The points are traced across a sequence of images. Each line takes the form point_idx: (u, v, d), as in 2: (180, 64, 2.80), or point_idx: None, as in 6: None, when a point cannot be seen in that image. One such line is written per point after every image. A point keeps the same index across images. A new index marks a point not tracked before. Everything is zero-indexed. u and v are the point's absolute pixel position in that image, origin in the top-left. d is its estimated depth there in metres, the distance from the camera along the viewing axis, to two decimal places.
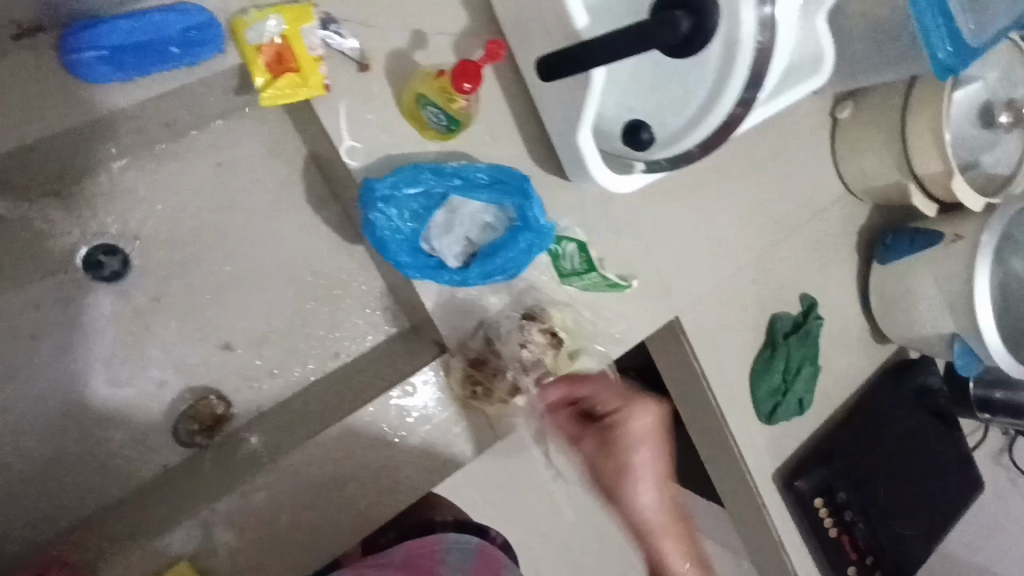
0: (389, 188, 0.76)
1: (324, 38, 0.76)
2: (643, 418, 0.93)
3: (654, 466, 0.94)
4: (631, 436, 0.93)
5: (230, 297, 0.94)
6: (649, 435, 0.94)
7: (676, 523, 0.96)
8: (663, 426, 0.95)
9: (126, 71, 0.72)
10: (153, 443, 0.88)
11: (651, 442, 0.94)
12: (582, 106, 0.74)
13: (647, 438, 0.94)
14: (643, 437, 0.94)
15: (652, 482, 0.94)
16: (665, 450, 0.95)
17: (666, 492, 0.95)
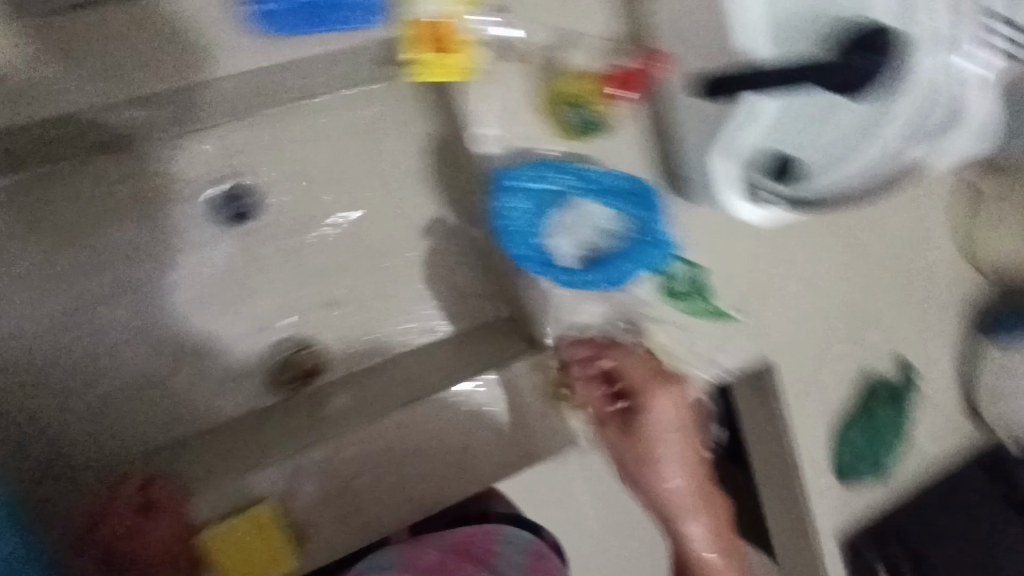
0: (519, 179, 0.78)
1: (480, 24, 0.78)
2: (656, 396, 0.86)
3: (668, 452, 0.88)
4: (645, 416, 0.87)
5: (337, 258, 0.96)
6: (666, 417, 0.87)
7: (705, 503, 0.91)
8: (678, 402, 0.88)
9: (295, 27, 0.77)
10: (248, 383, 0.92)
11: (670, 422, 0.87)
12: (724, 130, 0.71)
13: (666, 417, 0.87)
14: (665, 419, 0.87)
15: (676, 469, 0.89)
16: (681, 434, 0.89)
17: (688, 482, 0.90)
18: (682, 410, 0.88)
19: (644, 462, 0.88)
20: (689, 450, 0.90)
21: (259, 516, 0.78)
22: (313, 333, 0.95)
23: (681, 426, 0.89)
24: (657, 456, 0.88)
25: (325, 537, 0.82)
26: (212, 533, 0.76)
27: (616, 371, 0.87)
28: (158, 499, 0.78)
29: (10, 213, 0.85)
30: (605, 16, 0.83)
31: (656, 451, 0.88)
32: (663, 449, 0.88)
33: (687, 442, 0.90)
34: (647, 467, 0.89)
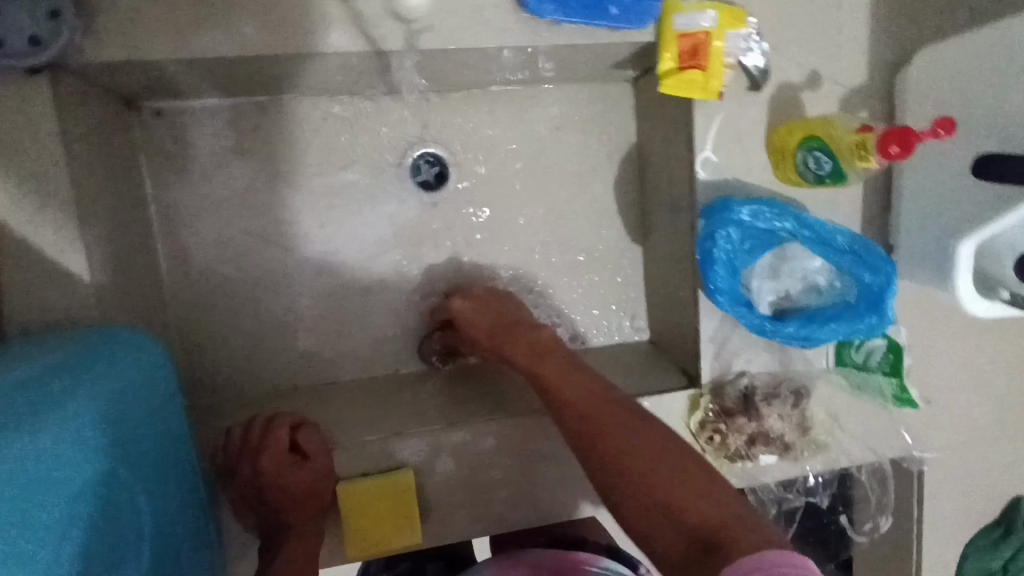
0: (744, 211, 0.74)
1: (738, 48, 0.76)
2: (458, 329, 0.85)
3: (567, 384, 0.72)
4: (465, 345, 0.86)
5: (508, 245, 0.95)
6: (485, 334, 0.82)
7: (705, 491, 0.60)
8: (501, 330, 0.82)
9: (562, 11, 0.71)
10: (395, 346, 0.92)
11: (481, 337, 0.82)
12: (996, 219, 0.67)
13: (484, 338, 0.82)
14: (480, 338, 0.83)
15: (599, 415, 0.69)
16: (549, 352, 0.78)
17: (553, 398, 0.72)
18: (551, 342, 0.78)
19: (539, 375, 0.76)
20: (626, 405, 0.69)
21: (397, 482, 0.76)
22: None
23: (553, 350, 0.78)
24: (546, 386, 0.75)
25: (447, 520, 0.80)
26: (351, 487, 0.76)
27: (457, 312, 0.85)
28: (304, 444, 0.76)
29: (227, 128, 0.86)
30: (852, 70, 0.80)
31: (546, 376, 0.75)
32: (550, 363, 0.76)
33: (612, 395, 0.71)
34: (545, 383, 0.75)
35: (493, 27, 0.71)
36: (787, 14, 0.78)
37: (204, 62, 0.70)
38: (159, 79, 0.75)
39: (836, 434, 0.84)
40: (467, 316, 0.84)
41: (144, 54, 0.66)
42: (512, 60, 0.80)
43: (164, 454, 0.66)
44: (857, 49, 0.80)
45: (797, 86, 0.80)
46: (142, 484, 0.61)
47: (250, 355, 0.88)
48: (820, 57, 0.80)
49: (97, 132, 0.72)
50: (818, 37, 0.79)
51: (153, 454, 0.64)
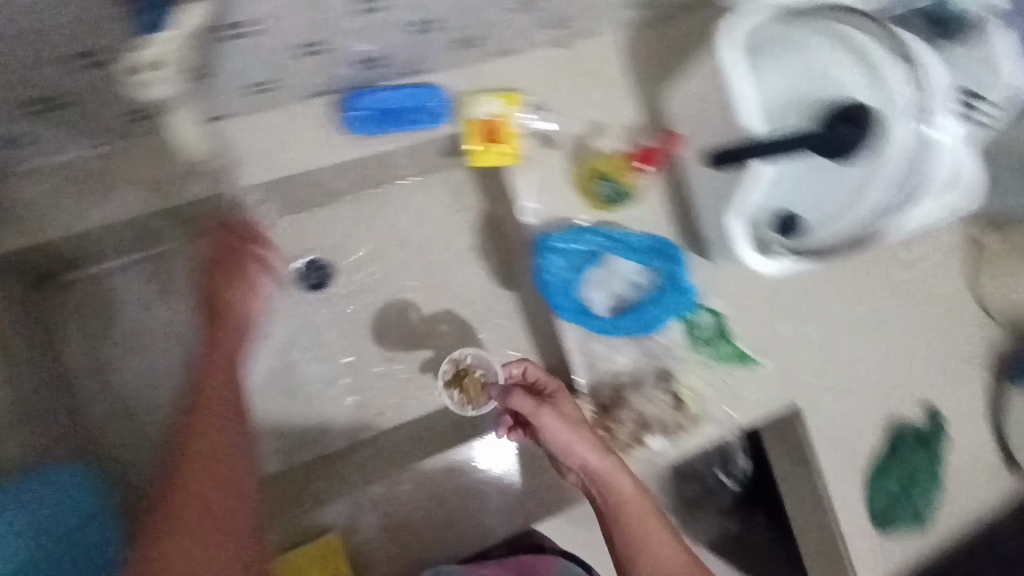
0: (559, 241, 0.92)
1: (527, 120, 0.96)
2: (555, 428, 0.80)
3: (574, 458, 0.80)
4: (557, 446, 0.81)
5: (400, 320, 1.10)
6: (579, 442, 0.80)
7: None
8: (595, 456, 0.80)
9: (379, 127, 0.91)
10: (318, 429, 1.04)
11: (569, 438, 0.80)
12: (737, 195, 0.84)
13: (579, 442, 0.80)
14: (568, 440, 0.80)
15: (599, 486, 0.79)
16: (630, 488, 0.78)
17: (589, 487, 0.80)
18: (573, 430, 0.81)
19: (613, 503, 0.77)
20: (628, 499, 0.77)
21: (326, 545, 0.87)
22: (377, 387, 1.06)
23: (628, 476, 0.79)
24: (621, 506, 0.77)
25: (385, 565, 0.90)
26: (288, 556, 0.86)
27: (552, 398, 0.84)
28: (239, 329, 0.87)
29: (136, 283, 1.01)
30: (624, 110, 1.01)
31: (623, 508, 0.77)
32: (614, 488, 0.78)
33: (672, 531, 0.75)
34: (628, 528, 0.75)
35: (318, 149, 0.90)
36: (559, 85, 0.98)
37: (95, 233, 0.86)
38: (63, 255, 0.90)
39: (703, 404, 0.97)
40: (563, 413, 0.82)
41: (42, 238, 0.81)
42: (352, 171, 0.97)
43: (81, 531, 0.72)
44: (622, 94, 1.00)
45: (584, 134, 0.99)
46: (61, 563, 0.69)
47: None
48: (595, 107, 1.00)
49: (15, 310, 0.86)
50: (588, 93, 1.00)
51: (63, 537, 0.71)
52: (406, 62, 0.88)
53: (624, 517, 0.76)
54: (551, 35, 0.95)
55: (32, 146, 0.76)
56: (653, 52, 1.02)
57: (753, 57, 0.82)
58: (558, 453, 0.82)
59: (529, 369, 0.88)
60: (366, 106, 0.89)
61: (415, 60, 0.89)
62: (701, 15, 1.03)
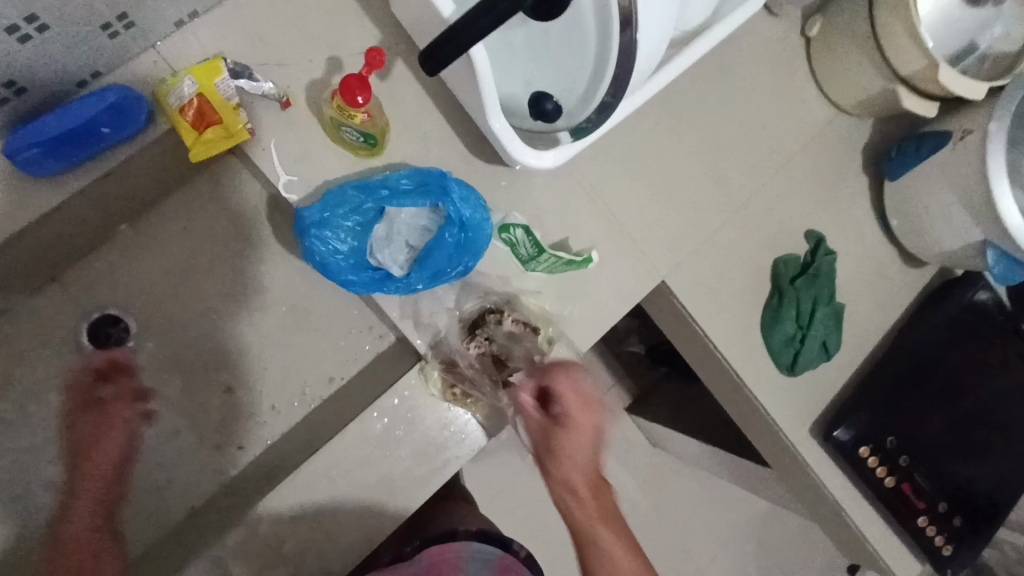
0: (318, 214, 0.79)
1: (239, 85, 0.81)
2: (557, 469, 0.82)
3: (563, 468, 0.82)
4: (546, 469, 0.84)
5: (229, 342, 1.01)
6: (571, 459, 0.82)
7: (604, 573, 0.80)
8: (579, 488, 0.82)
9: (66, 157, 0.78)
10: (178, 487, 0.95)
11: (572, 460, 0.82)
12: (479, 93, 0.72)
13: (574, 472, 0.82)
14: (570, 461, 0.82)
15: (581, 490, 0.82)
16: (599, 520, 0.81)
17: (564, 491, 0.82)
18: (579, 448, 0.83)
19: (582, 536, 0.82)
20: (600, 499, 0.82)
21: None
22: (228, 420, 0.98)
23: (609, 514, 0.82)
24: (580, 512, 0.82)
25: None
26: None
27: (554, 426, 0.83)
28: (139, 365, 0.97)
29: None
30: (359, 36, 0.87)
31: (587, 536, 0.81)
32: (583, 520, 0.81)
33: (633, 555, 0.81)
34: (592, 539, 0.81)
35: (19, 206, 0.78)
36: (269, 36, 0.84)
37: None
38: None
39: (552, 322, 0.90)
40: (573, 446, 0.82)
41: None
42: (85, 208, 0.86)
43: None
44: (346, 19, 0.86)
45: (321, 78, 0.85)
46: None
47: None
48: (321, 43, 0.85)
49: None
50: (309, 30, 0.85)
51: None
52: (61, 71, 0.75)
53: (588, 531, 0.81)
54: None
55: None
56: None
57: None
58: (547, 470, 0.84)
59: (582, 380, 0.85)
60: (35, 140, 0.75)
61: (71, 63, 0.75)
62: None
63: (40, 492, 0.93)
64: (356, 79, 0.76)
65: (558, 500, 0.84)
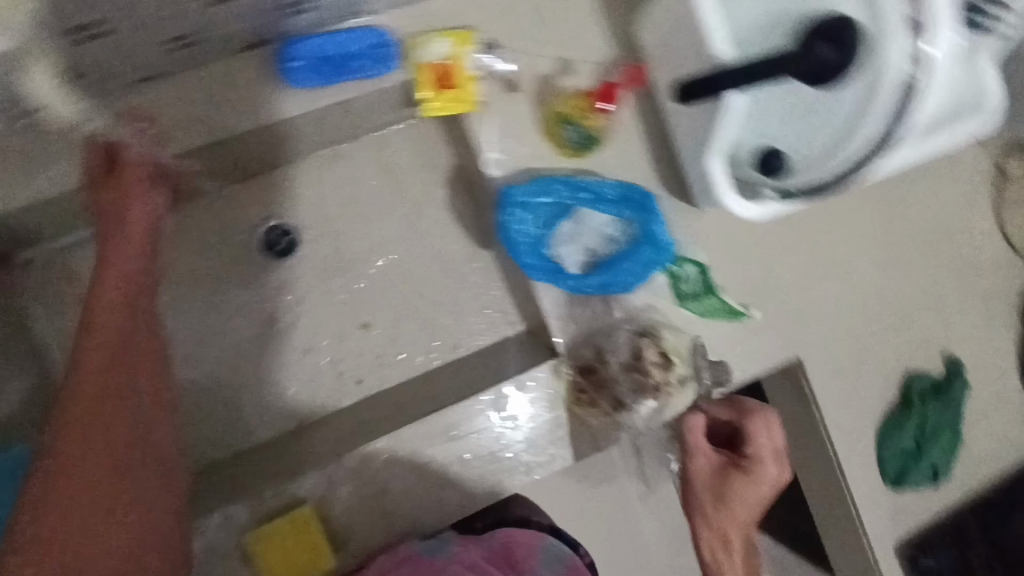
0: (522, 193, 0.84)
1: (482, 60, 0.87)
2: (716, 518, 0.88)
3: (735, 512, 0.87)
4: (699, 513, 0.90)
5: (375, 283, 1.04)
6: (744, 507, 0.87)
7: None
8: (732, 541, 0.89)
9: (320, 76, 0.84)
10: (291, 400, 1.00)
11: (743, 507, 0.87)
12: (711, 133, 0.76)
13: (734, 527, 0.88)
14: (743, 509, 0.87)
15: (735, 533, 0.88)
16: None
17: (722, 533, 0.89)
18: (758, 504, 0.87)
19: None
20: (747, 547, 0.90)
21: (299, 518, 0.85)
22: (355, 354, 1.03)
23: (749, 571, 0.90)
24: (726, 553, 0.89)
25: (368, 523, 0.88)
26: (259, 533, 0.84)
27: (731, 480, 0.86)
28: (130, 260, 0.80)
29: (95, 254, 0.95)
30: (596, 45, 0.91)
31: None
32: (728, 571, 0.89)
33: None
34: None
35: (262, 107, 0.84)
36: (518, 22, 0.89)
37: (38, 208, 0.82)
38: (15, 234, 0.87)
39: (691, 363, 0.90)
40: (745, 503, 0.87)
41: None
42: (303, 128, 0.91)
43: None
44: (590, 25, 0.91)
45: (551, 75, 0.90)
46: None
47: None
48: (561, 42, 0.90)
49: None
50: (554, 26, 0.90)
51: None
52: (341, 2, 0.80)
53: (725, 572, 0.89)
54: None
55: None
56: None
57: None
58: (708, 518, 0.89)
59: (776, 438, 0.87)
60: (301, 55, 0.82)
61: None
62: None
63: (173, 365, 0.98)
64: (609, 87, 0.87)
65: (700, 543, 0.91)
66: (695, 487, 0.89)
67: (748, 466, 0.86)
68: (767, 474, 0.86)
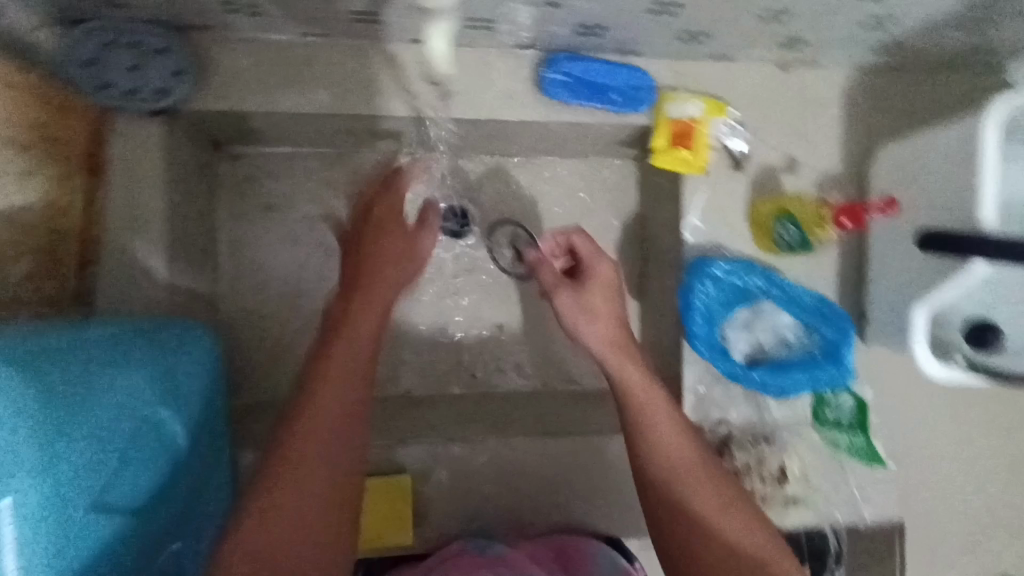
0: (720, 267, 0.85)
1: (722, 134, 0.90)
2: (641, 374, 0.71)
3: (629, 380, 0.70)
4: (632, 417, 0.68)
5: (525, 292, 1.05)
6: (608, 358, 0.73)
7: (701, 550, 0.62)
8: (686, 444, 0.67)
9: (575, 96, 0.86)
10: (409, 370, 1.02)
11: (614, 362, 0.72)
12: (937, 286, 0.75)
13: (641, 398, 0.69)
14: (608, 360, 0.73)
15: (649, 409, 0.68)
16: (693, 458, 0.66)
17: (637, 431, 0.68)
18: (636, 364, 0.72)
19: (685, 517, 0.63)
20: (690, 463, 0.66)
21: (397, 485, 0.85)
22: (482, 352, 1.04)
23: (716, 489, 0.65)
24: (651, 451, 0.67)
25: (449, 517, 0.88)
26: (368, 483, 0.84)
27: (598, 307, 0.75)
28: (364, 325, 0.77)
29: (295, 172, 1.00)
30: (824, 159, 0.93)
31: (688, 506, 0.64)
32: (687, 493, 0.64)
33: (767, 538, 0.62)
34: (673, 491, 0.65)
35: (511, 100, 0.87)
36: (764, 113, 0.92)
37: (286, 118, 0.87)
38: (242, 130, 0.92)
39: (806, 487, 0.90)
40: (633, 375, 0.70)
41: (241, 109, 0.83)
42: (531, 133, 0.94)
43: (132, 357, 0.64)
44: (827, 139, 0.93)
45: (775, 169, 0.92)
46: (157, 414, 0.65)
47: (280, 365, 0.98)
48: (794, 144, 0.93)
49: (193, 165, 0.89)
50: (793, 129, 0.93)
51: (129, 366, 0.62)
52: (627, 39, 0.84)
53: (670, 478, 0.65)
54: (779, 55, 0.89)
55: (255, 19, 0.78)
56: (874, 109, 0.94)
57: (1007, 151, 0.74)
58: (632, 403, 0.69)
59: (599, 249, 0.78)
60: (569, 71, 0.85)
61: (636, 39, 0.84)
62: (939, 87, 0.94)
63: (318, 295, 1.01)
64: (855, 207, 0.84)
65: (640, 472, 0.67)
66: (602, 350, 0.73)
67: (588, 288, 0.76)
68: (608, 278, 0.77)
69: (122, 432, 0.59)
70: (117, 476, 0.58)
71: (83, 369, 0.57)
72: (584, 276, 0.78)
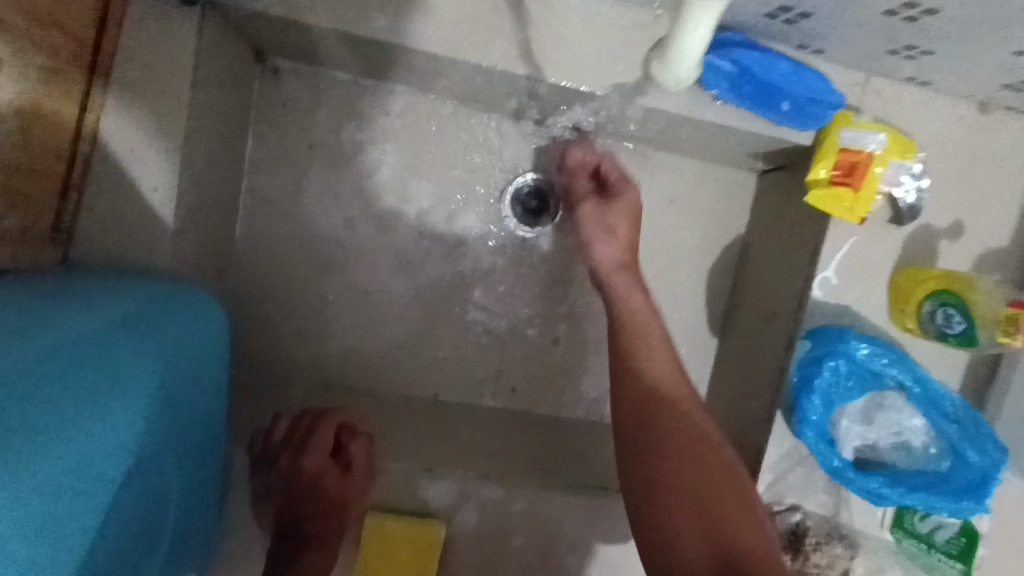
0: (860, 346, 0.69)
1: (895, 180, 0.71)
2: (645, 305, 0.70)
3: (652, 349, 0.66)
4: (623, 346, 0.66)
5: (591, 303, 0.87)
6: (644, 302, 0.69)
7: (690, 509, 0.57)
8: (678, 379, 0.65)
9: (734, 93, 0.67)
10: (442, 373, 0.84)
11: (648, 322, 0.68)
12: None
13: (657, 357, 0.66)
14: (637, 301, 0.69)
15: (660, 369, 0.65)
16: (682, 398, 0.64)
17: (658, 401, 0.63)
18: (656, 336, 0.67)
19: (669, 453, 0.60)
20: (693, 428, 0.62)
21: (425, 534, 0.69)
22: (529, 365, 0.87)
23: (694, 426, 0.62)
24: (659, 397, 0.63)
25: (466, 569, 0.73)
26: (378, 524, 0.69)
27: (616, 226, 0.72)
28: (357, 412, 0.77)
29: (351, 110, 0.81)
30: (999, 232, 0.76)
31: (674, 441, 0.61)
32: (671, 425, 0.61)
33: (748, 513, 0.58)
34: (668, 448, 0.60)
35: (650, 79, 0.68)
36: (943, 160, 0.74)
37: (359, 41, 0.67)
38: (297, 42, 0.71)
39: None
40: (653, 347, 0.66)
41: (303, 19, 0.63)
42: (651, 121, 0.75)
43: (70, 375, 0.48)
44: (1010, 208, 0.75)
45: (940, 231, 0.75)
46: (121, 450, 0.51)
47: (292, 339, 0.81)
48: (971, 206, 0.75)
49: (224, 78, 0.69)
50: (974, 188, 0.75)
51: (69, 392, 0.47)
52: (822, 35, 0.64)
53: (665, 429, 0.61)
54: (987, 93, 0.71)
55: None
56: None
57: None
58: (632, 330, 0.67)
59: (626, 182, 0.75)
60: (737, 60, 0.66)
61: (836, 38, 0.64)
62: None
63: (349, 262, 0.82)
64: None
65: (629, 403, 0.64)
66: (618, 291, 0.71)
67: (614, 210, 0.73)
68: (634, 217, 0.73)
69: (84, 469, 0.47)
70: (88, 518, 0.48)
71: (7, 422, 0.42)
72: (612, 197, 0.74)
